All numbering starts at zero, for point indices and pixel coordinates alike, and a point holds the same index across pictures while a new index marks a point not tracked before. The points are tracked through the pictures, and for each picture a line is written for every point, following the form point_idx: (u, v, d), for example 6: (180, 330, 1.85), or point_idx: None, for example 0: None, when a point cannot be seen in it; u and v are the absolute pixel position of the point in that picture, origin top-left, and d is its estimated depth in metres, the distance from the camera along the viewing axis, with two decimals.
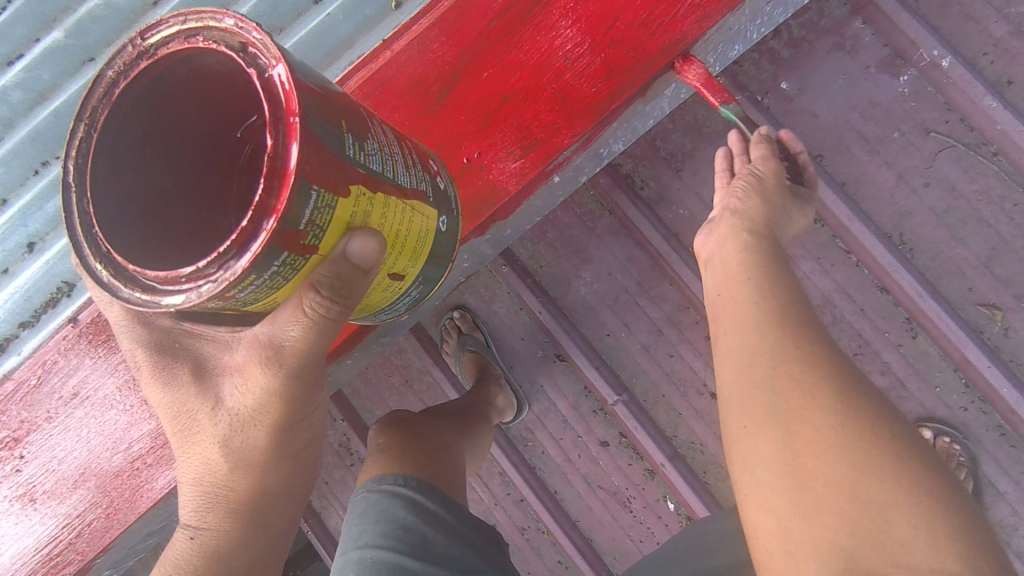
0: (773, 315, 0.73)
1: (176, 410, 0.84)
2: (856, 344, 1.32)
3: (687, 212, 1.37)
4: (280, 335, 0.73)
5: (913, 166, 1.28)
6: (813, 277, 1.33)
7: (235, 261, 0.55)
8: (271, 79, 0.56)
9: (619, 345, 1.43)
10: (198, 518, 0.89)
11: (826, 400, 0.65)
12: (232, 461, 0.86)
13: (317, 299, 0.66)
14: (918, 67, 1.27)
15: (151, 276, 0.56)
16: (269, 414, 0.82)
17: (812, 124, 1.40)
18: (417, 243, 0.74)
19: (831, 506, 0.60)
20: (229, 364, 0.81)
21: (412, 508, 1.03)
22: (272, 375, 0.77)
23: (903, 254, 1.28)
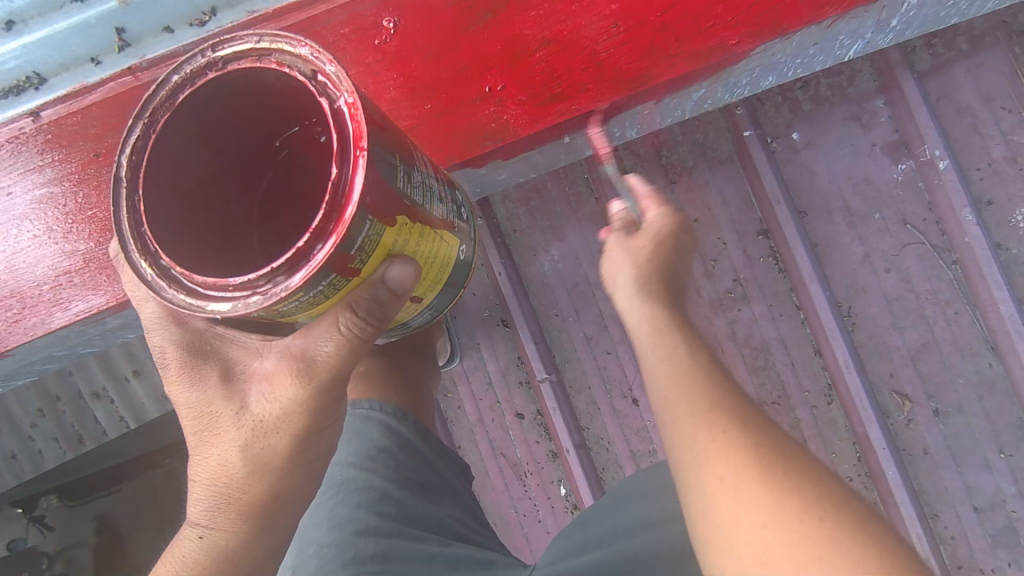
0: (662, 329, 0.78)
1: (200, 411, 0.79)
2: (776, 393, 1.31)
3: None
4: (312, 348, 0.72)
5: (882, 249, 1.26)
6: (757, 319, 1.32)
7: (286, 277, 0.57)
8: (339, 109, 0.59)
9: (562, 328, 1.42)
10: (205, 522, 0.82)
11: (733, 441, 0.65)
12: (251, 464, 0.79)
13: (352, 318, 0.68)
14: (917, 160, 1.23)
15: (197, 281, 0.58)
16: (299, 424, 0.77)
17: (808, 182, 1.28)
18: (439, 270, 0.79)
19: (753, 524, 0.61)
20: (258, 371, 0.77)
21: (388, 431, 1.12)
22: (309, 386, 0.75)
23: (845, 324, 1.27)
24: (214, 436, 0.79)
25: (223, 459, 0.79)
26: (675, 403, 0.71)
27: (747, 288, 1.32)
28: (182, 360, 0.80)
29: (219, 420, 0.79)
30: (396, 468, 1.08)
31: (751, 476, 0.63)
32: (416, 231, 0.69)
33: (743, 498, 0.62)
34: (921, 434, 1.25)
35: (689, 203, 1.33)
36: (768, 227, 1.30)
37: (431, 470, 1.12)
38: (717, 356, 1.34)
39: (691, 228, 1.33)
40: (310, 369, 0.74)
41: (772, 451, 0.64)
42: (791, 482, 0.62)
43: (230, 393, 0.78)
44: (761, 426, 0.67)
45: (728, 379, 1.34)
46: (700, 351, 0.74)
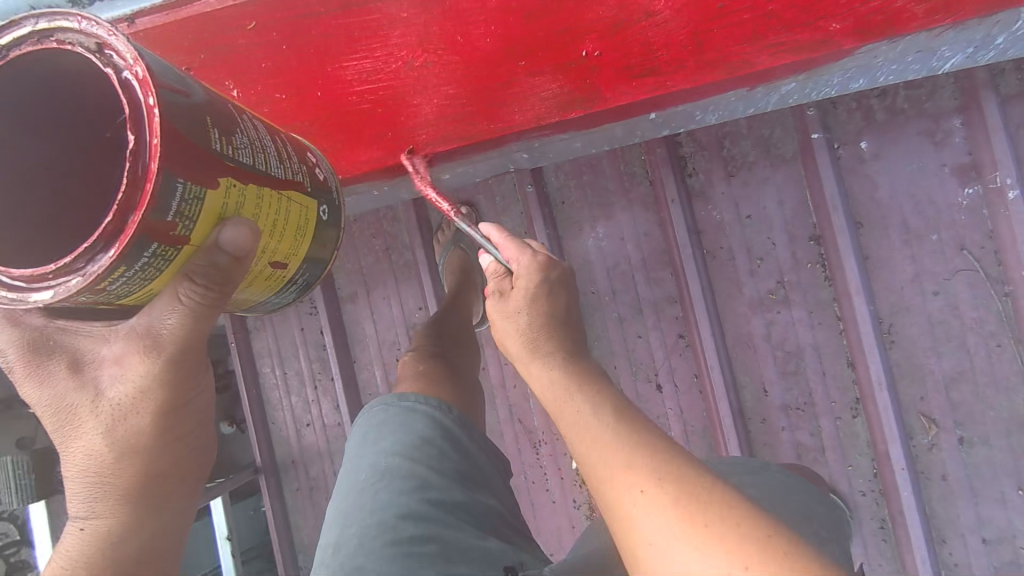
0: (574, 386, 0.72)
1: (51, 410, 0.71)
2: (801, 399, 1.31)
3: (718, 215, 1.33)
4: (155, 323, 0.65)
5: (933, 271, 1.24)
6: (794, 325, 1.31)
7: (103, 254, 0.52)
8: (128, 79, 0.54)
9: (596, 306, 1.42)
10: (83, 519, 0.76)
11: (650, 472, 0.62)
12: (119, 449, 0.73)
13: (193, 287, 0.62)
14: (986, 187, 1.19)
15: (14, 274, 0.52)
16: (159, 398, 0.71)
17: (868, 194, 1.26)
18: (297, 231, 0.73)
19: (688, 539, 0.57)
20: (104, 356, 0.69)
21: (433, 423, 0.99)
22: (161, 359, 0.68)
23: (883, 342, 1.26)
24: (74, 429, 0.71)
25: (87, 452, 0.73)
26: (586, 435, 0.68)
27: (790, 291, 1.31)
28: (15, 356, 0.70)
29: (75, 414, 0.71)
30: (442, 459, 0.95)
31: (667, 509, 0.59)
32: (251, 191, 0.64)
33: (652, 516, 0.60)
34: (942, 460, 1.25)
35: (744, 199, 1.32)
36: (821, 234, 1.28)
37: (476, 461, 1.00)
38: (748, 355, 1.34)
39: (742, 225, 1.32)
40: (161, 344, 0.67)
41: (688, 486, 0.60)
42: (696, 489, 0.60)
43: (76, 382, 0.70)
44: (649, 434, 0.66)
45: (756, 379, 1.34)
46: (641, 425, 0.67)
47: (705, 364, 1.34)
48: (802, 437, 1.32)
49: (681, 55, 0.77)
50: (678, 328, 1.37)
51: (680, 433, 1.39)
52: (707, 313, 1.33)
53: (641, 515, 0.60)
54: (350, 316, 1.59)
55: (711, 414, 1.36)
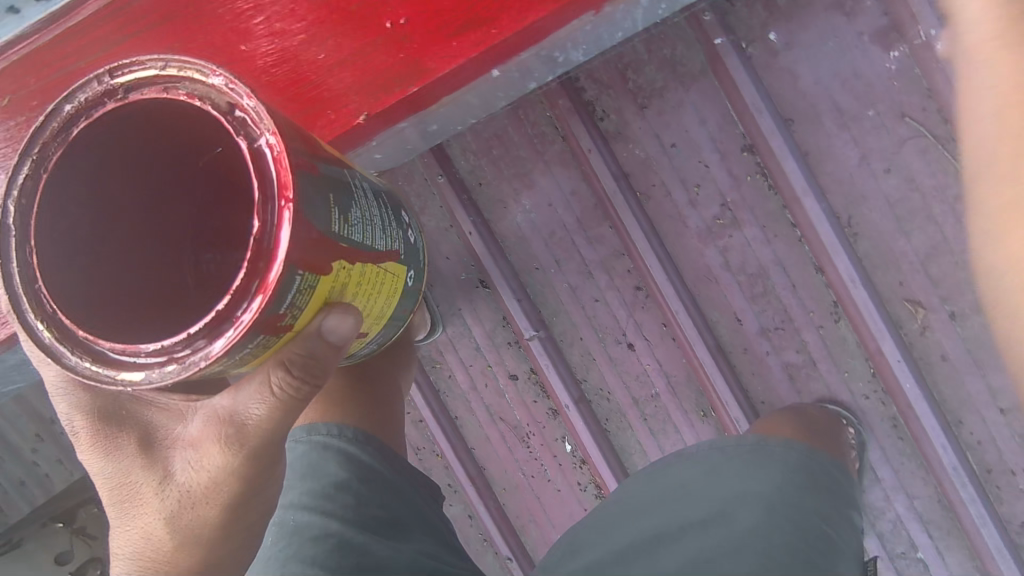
0: None
1: (119, 481, 0.72)
2: (777, 319, 1.22)
3: (643, 153, 1.23)
4: (240, 409, 0.66)
5: (878, 148, 1.14)
6: (749, 245, 1.22)
7: (208, 344, 0.50)
8: (260, 148, 0.51)
9: (545, 281, 1.32)
10: None
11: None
12: (178, 539, 0.71)
13: (285, 377, 0.62)
14: (911, 44, 1.09)
15: (105, 345, 0.51)
16: (227, 492, 0.69)
17: (789, 86, 1.16)
18: (384, 302, 0.71)
19: None
20: (181, 437, 0.70)
21: (347, 463, 1.00)
22: (240, 453, 0.67)
23: (845, 237, 1.17)
24: (137, 507, 0.72)
25: (146, 531, 0.72)
26: None
27: (736, 211, 1.21)
28: (94, 423, 0.72)
29: (139, 490, 0.71)
30: (357, 504, 0.94)
31: None
32: (357, 270, 0.61)
33: None
34: (937, 341, 1.17)
35: (664, 128, 1.21)
36: (752, 142, 1.18)
37: (395, 499, 0.98)
38: (712, 288, 1.25)
39: (670, 157, 1.22)
40: (240, 434, 0.66)
41: None
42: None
43: (149, 460, 0.71)
44: None
45: (726, 311, 1.25)
46: None
47: (670, 310, 1.26)
48: (790, 357, 1.24)
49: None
50: (633, 281, 1.28)
51: (664, 387, 1.31)
52: (657, 257, 1.24)
53: None
54: None
55: (690, 359, 1.27)
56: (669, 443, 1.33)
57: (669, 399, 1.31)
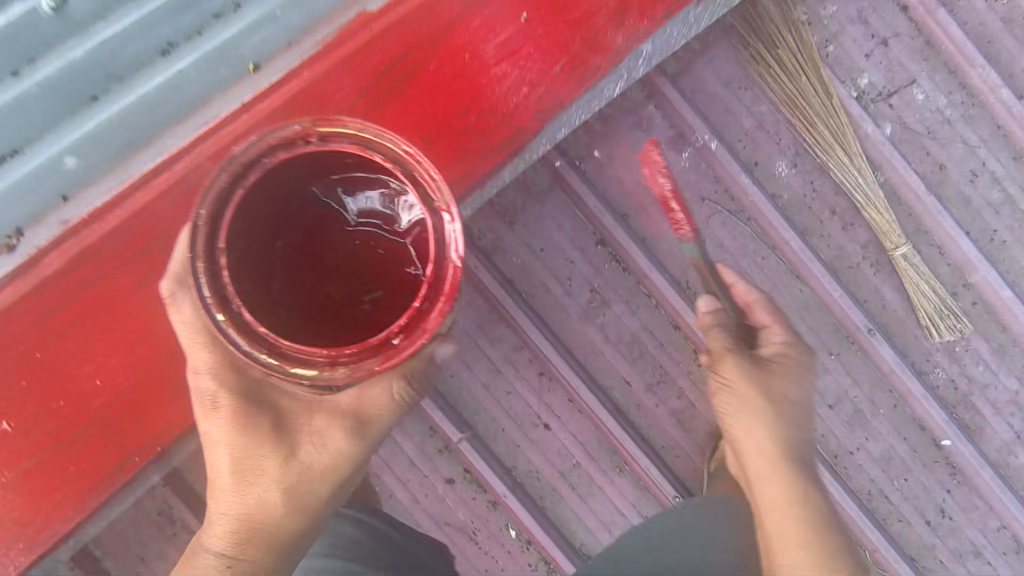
0: (774, 462, 1.02)
1: (245, 455, 0.83)
2: (656, 373, 1.47)
3: (520, 260, 1.46)
4: (366, 408, 0.82)
5: (694, 225, 1.47)
6: (620, 318, 1.47)
7: (377, 363, 0.60)
8: (442, 222, 0.64)
9: (461, 386, 1.46)
10: (229, 553, 0.86)
11: (772, 453, 1.02)
12: (293, 504, 0.85)
13: (404, 387, 0.82)
14: (694, 147, 1.45)
15: (282, 341, 0.59)
16: (343, 472, 0.85)
17: (619, 189, 1.46)
18: (438, 352, 0.84)
19: (788, 545, 0.96)
20: (309, 424, 0.84)
21: (360, 524, 1.19)
22: (362, 441, 0.84)
23: (689, 296, 1.47)
24: (257, 477, 0.84)
25: (262, 500, 0.84)
26: (769, 465, 1.02)
27: (604, 293, 1.47)
28: (237, 402, 0.83)
29: (263, 463, 0.83)
30: (377, 556, 1.15)
31: (793, 514, 0.98)
32: (458, 313, 0.74)
33: (781, 513, 0.99)
34: None
35: (532, 237, 1.46)
36: (602, 235, 1.46)
37: (413, 553, 1.19)
38: (600, 359, 1.47)
39: (542, 259, 1.46)
40: (365, 420, 0.83)
41: (809, 500, 0.99)
42: (812, 538, 0.96)
43: (281, 443, 0.83)
44: (807, 483, 1.01)
45: (616, 376, 1.48)
46: (807, 508, 0.99)
47: (571, 386, 1.46)
48: (675, 404, 1.48)
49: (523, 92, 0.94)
50: (536, 368, 1.47)
51: (582, 454, 1.48)
52: (552, 343, 1.45)
53: (777, 500, 1.00)
54: None
55: (597, 424, 1.47)
56: (598, 504, 1.49)
57: (588, 464, 1.48)
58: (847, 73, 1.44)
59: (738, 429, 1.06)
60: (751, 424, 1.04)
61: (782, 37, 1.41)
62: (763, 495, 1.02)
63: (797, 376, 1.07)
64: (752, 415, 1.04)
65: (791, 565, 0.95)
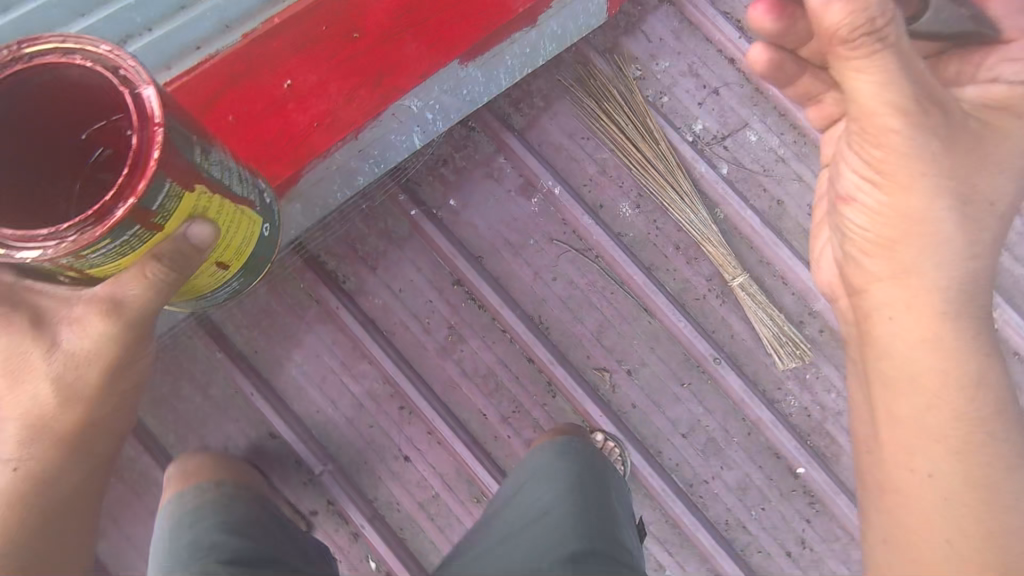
0: (947, 306, 0.96)
1: (2, 354, 0.83)
2: (511, 406, 1.52)
3: (381, 301, 1.55)
4: (119, 292, 0.80)
5: (543, 264, 1.55)
6: (476, 352, 1.54)
7: (93, 228, 0.67)
8: (140, 96, 0.69)
9: (325, 420, 1.54)
10: (14, 456, 0.87)
11: (919, 291, 0.97)
12: (65, 394, 0.86)
13: (158, 266, 0.79)
14: (542, 193, 1.56)
15: (9, 236, 0.67)
16: (109, 353, 0.85)
17: (473, 233, 1.56)
18: (240, 245, 0.96)
19: (948, 425, 0.93)
20: (67, 317, 0.83)
21: (252, 509, 1.24)
22: (118, 321, 0.82)
23: (541, 331, 1.54)
24: (22, 372, 0.85)
25: (32, 395, 0.86)
26: (922, 322, 0.96)
27: (460, 329, 1.55)
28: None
29: (29, 358, 0.84)
30: (245, 527, 1.18)
31: (948, 363, 0.94)
32: (215, 200, 0.83)
33: (923, 367, 0.95)
34: (626, 393, 1.51)
35: (392, 279, 1.56)
36: (458, 276, 1.56)
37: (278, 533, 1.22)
38: (457, 393, 1.53)
39: (402, 300, 1.56)
40: (119, 301, 0.80)
41: (971, 381, 0.93)
42: (959, 420, 0.92)
43: (36, 336, 0.83)
44: (964, 352, 0.94)
45: (473, 409, 1.53)
46: (965, 374, 0.93)
47: (430, 420, 1.52)
48: (529, 435, 1.52)
49: (326, 121, 1.09)
50: (397, 402, 1.53)
51: (441, 485, 1.52)
52: (409, 378, 1.53)
53: (925, 359, 0.95)
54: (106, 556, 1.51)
55: (455, 456, 1.51)
56: (457, 536, 1.51)
57: (447, 496, 1.51)
58: (682, 120, 1.55)
59: (877, 264, 1.01)
60: (917, 262, 0.97)
61: (610, 91, 1.54)
62: (891, 356, 0.98)
63: (973, 156, 0.95)
64: (896, 244, 0.98)
65: (942, 463, 0.92)
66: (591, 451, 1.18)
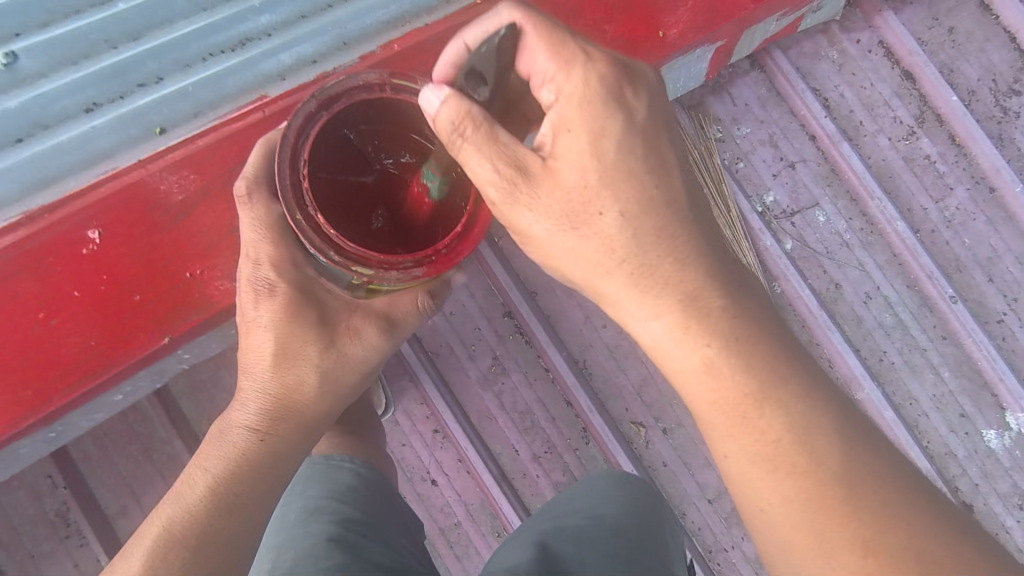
0: (806, 391, 0.75)
1: (290, 339, 0.91)
2: (543, 447, 1.54)
3: (428, 321, 1.53)
4: (393, 316, 0.97)
5: (596, 310, 1.55)
6: (517, 388, 1.55)
7: (414, 269, 0.77)
8: None
9: None
10: (264, 428, 0.94)
11: (727, 374, 0.74)
12: (325, 388, 0.95)
13: (424, 298, 1.00)
14: None
15: (348, 246, 0.76)
16: (375, 361, 0.99)
17: (530, 268, 1.55)
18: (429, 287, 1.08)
19: (795, 484, 0.73)
20: (343, 322, 0.94)
21: (358, 474, 1.23)
22: (387, 339, 0.98)
23: (583, 375, 1.54)
24: (300, 359, 0.93)
25: (298, 380, 0.93)
26: (721, 383, 0.74)
27: (504, 362, 1.55)
28: (292, 293, 0.90)
29: (303, 348, 0.92)
30: (362, 502, 1.17)
31: (783, 422, 0.74)
32: None
33: (697, 388, 0.75)
34: (658, 452, 1.52)
35: (443, 300, 1.53)
36: (510, 307, 1.54)
37: (385, 509, 1.20)
38: (493, 425, 1.54)
39: (449, 321, 1.54)
40: (392, 321, 0.98)
41: (797, 417, 0.74)
42: (835, 491, 0.73)
43: (324, 333, 0.92)
44: (794, 410, 0.74)
45: (505, 444, 1.54)
46: (813, 427, 0.74)
47: (461, 446, 1.53)
48: (557, 477, 1.54)
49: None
50: (431, 425, 1.54)
51: (464, 514, 1.53)
52: (447, 403, 1.53)
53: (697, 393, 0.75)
54: (126, 532, 1.52)
55: (482, 488, 1.52)
56: (472, 566, 1.53)
57: (468, 525, 1.53)
58: (754, 189, 1.53)
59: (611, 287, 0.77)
60: (681, 273, 0.75)
61: (690, 146, 1.49)
62: (680, 382, 0.77)
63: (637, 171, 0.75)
64: (608, 252, 0.75)
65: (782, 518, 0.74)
66: (646, 486, 1.14)
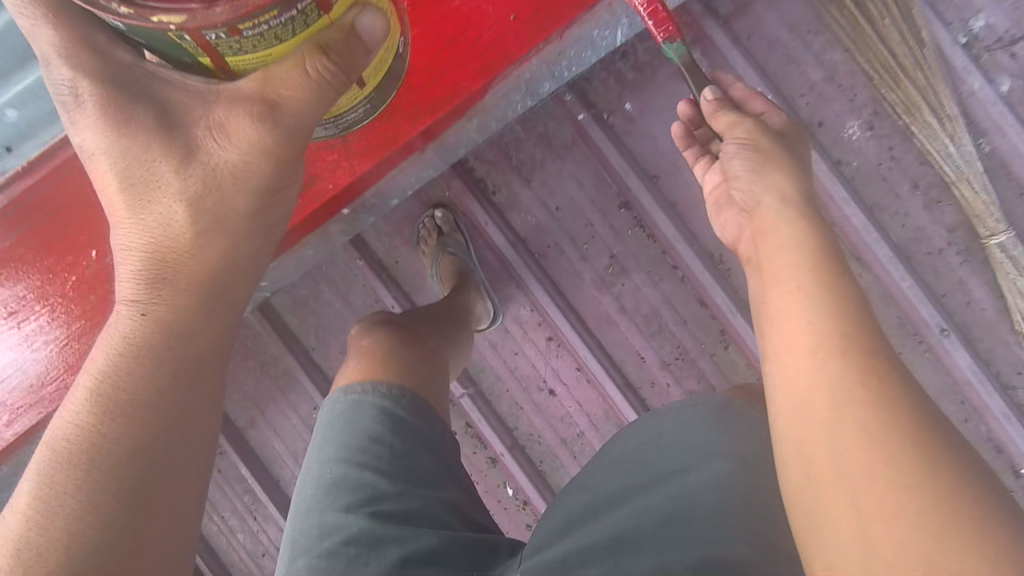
0: (912, 402, 0.59)
1: (131, 158, 0.63)
2: (675, 353, 1.36)
3: (534, 220, 1.35)
4: (270, 91, 0.59)
5: None
6: (640, 289, 1.35)
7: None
8: None
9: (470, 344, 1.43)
10: (138, 297, 0.66)
11: (857, 363, 0.61)
12: (203, 217, 0.65)
13: (320, 61, 0.57)
14: None
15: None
16: (262, 172, 0.65)
17: (650, 148, 1.28)
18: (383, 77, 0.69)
19: (898, 489, 0.54)
20: (200, 120, 0.62)
21: (385, 411, 0.89)
22: (275, 131, 0.62)
23: (721, 273, 1.31)
24: (155, 185, 0.64)
25: (164, 217, 0.65)
26: (831, 370, 0.61)
27: (624, 261, 1.34)
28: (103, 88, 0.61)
29: (155, 170, 0.63)
30: (397, 456, 0.85)
31: (894, 422, 0.57)
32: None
33: (813, 373, 0.62)
34: None
35: (548, 194, 1.33)
36: (628, 198, 1.31)
37: (438, 444, 0.92)
38: (614, 331, 1.37)
39: (558, 218, 1.34)
40: (274, 104, 0.60)
41: (919, 425, 0.57)
42: (948, 523, 0.52)
43: (171, 142, 0.63)
44: (912, 412, 0.58)
45: (630, 351, 1.38)
46: (934, 442, 0.56)
47: (580, 355, 1.38)
48: (691, 384, 1.38)
49: (521, 27, 0.88)
50: (545, 332, 1.40)
51: (587, 424, 1.43)
52: (561, 310, 1.37)
53: (806, 378, 0.62)
54: (258, 443, 1.53)
55: (606, 397, 1.40)
56: None
57: (593, 435, 1.43)
58: (956, 11, 1.12)
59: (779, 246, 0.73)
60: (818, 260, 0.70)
61: None
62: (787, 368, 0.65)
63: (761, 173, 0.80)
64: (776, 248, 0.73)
65: (868, 530, 0.54)
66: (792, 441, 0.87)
